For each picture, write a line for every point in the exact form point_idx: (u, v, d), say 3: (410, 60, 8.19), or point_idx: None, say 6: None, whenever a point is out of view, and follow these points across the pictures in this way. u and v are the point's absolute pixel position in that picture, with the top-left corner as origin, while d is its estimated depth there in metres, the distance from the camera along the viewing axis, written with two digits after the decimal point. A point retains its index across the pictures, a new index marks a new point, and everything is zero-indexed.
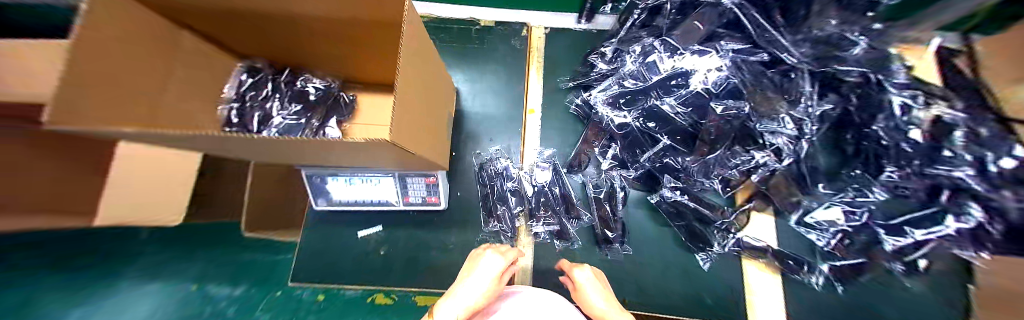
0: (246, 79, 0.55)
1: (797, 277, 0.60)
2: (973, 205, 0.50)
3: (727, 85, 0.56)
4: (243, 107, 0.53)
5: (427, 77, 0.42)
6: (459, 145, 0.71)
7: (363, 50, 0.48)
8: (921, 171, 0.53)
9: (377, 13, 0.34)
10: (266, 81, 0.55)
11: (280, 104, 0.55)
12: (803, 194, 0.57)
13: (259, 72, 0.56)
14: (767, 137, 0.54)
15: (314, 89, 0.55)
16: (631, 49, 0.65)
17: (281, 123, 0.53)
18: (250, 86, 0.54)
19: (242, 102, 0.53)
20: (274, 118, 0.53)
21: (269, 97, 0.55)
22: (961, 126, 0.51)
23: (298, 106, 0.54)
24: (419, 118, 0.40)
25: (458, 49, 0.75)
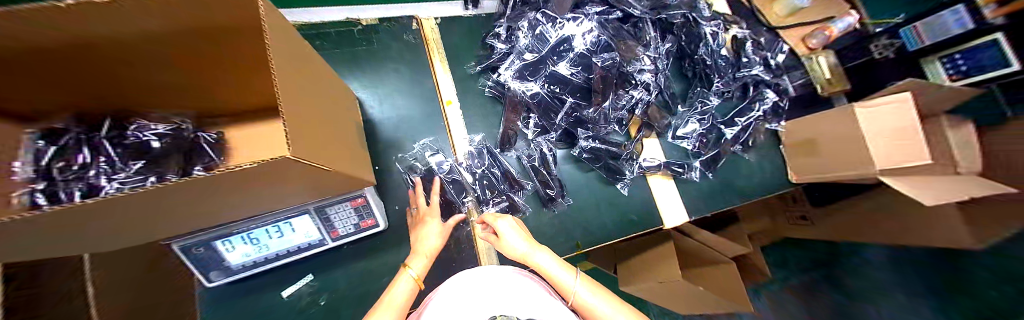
0: (44, 150, 0.40)
1: (683, 178, 0.78)
2: (765, 91, 0.78)
3: (600, 42, 0.66)
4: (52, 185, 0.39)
5: (308, 78, 0.36)
6: (379, 157, 0.66)
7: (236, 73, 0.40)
8: (735, 76, 0.77)
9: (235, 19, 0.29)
10: (80, 145, 0.42)
11: (110, 174, 0.42)
12: (671, 114, 0.78)
13: (61, 136, 0.42)
14: (636, 77, 0.69)
15: (157, 136, 0.45)
16: (521, 25, 0.70)
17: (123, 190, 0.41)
18: (53, 158, 0.40)
19: (50, 179, 0.39)
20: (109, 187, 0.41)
21: (89, 165, 0.42)
22: (747, 40, 0.77)
23: (140, 164, 0.43)
24: (321, 133, 0.35)
25: (348, 57, 0.68)
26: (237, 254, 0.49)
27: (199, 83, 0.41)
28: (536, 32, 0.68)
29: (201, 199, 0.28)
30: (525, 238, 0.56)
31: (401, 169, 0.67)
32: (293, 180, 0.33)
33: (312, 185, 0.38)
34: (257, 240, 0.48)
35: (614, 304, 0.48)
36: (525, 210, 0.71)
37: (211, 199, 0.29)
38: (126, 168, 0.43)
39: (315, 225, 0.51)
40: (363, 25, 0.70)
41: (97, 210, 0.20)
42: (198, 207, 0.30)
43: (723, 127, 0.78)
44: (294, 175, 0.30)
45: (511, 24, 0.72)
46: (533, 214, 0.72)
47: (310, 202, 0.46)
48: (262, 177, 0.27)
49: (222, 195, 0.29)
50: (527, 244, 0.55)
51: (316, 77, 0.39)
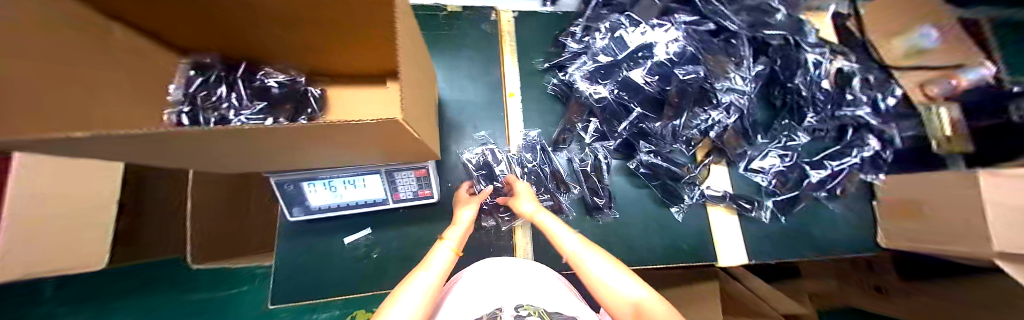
0: (196, 80, 0.48)
1: (749, 215, 0.70)
2: (867, 136, 0.69)
3: (685, 53, 0.62)
4: (195, 109, 0.46)
5: (410, 46, 0.37)
6: (442, 135, 0.69)
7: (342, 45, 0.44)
8: (833, 114, 0.67)
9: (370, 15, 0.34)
10: (222, 81, 0.49)
11: (237, 105, 0.49)
12: (749, 144, 0.70)
13: (210, 71, 0.50)
14: (718, 97, 0.64)
15: (277, 84, 0.50)
16: (601, 27, 0.69)
17: (241, 123, 0.46)
18: (201, 88, 0.48)
19: (195, 106, 0.46)
20: (232, 120, 0.47)
21: (222, 99, 0.49)
22: (854, 75, 0.68)
23: (261, 104, 0.49)
24: (414, 102, 0.36)
25: (430, 38, 0.73)
26: (317, 198, 0.55)
27: (315, 43, 0.46)
28: (616, 35, 0.66)
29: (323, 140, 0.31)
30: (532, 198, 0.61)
31: (457, 149, 0.69)
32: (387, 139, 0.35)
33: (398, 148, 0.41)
34: (336, 189, 0.53)
35: (603, 266, 0.48)
36: (567, 213, 0.70)
37: (325, 141, 0.32)
38: (253, 107, 0.49)
39: (382, 186, 0.54)
40: (447, 11, 0.74)
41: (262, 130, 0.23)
42: (312, 147, 0.34)
43: (807, 168, 0.69)
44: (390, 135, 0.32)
45: (589, 25, 0.71)
46: (577, 220, 0.71)
47: (386, 165, 0.49)
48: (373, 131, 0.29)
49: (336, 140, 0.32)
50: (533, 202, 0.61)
51: (414, 48, 0.40)
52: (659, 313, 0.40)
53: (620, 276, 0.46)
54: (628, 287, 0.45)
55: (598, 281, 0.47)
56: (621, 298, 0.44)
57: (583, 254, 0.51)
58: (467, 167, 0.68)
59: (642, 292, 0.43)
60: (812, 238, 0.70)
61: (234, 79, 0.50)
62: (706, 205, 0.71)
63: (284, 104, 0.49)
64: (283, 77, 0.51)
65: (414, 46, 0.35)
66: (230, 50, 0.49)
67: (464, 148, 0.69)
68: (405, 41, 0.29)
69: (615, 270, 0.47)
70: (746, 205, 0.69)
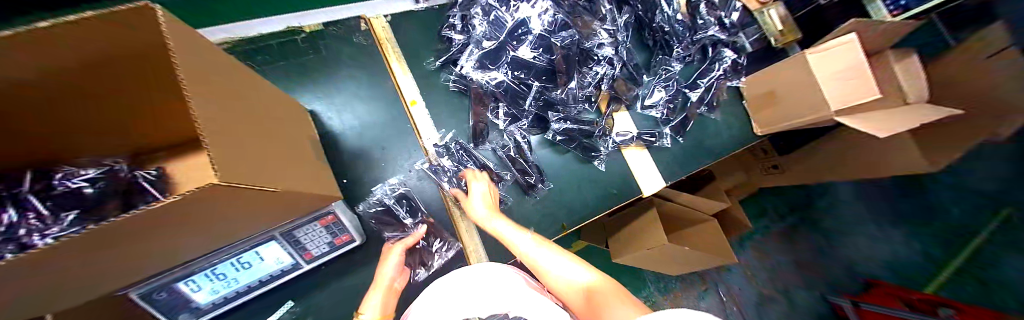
0: None
1: (656, 146, 0.80)
2: (723, 50, 0.82)
3: (559, 20, 0.65)
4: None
5: (237, 91, 0.33)
6: (346, 168, 0.63)
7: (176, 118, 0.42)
8: (693, 39, 0.81)
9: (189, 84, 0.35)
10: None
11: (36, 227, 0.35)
12: (637, 85, 0.80)
13: None
14: (596, 52, 0.70)
15: (86, 181, 0.40)
16: (475, 12, 0.67)
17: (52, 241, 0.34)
18: None
19: None
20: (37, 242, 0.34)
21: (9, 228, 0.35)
22: (700, 3, 0.82)
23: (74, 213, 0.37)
24: (268, 151, 0.33)
25: (294, 71, 0.64)
26: (204, 293, 0.46)
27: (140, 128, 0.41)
28: (491, 18, 0.66)
29: (155, 240, 0.27)
30: (489, 205, 0.63)
31: (371, 177, 0.64)
32: (247, 211, 0.31)
33: (278, 212, 0.37)
34: (222, 276, 0.46)
35: (555, 258, 0.56)
36: (506, 200, 0.71)
37: (167, 240, 0.28)
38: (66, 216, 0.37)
39: (284, 250, 0.49)
40: (306, 32, 0.65)
41: (35, 263, 0.20)
42: (164, 249, 0.30)
43: (687, 91, 0.81)
44: (246, 204, 0.29)
45: (464, 12, 0.69)
46: (516, 203, 0.73)
47: (276, 226, 0.44)
48: (222, 206, 0.27)
49: (181, 234, 0.28)
50: (487, 209, 0.62)
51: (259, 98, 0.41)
52: (602, 289, 0.49)
53: (568, 265, 0.55)
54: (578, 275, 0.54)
55: (550, 274, 0.55)
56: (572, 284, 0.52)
57: (537, 252, 0.57)
58: (381, 223, 0.62)
59: (589, 278, 0.52)
60: (705, 147, 0.82)
61: (13, 201, 0.37)
62: (621, 149, 0.79)
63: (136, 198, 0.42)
64: (91, 172, 0.42)
65: (237, 95, 0.32)
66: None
67: (379, 173, 0.65)
68: (208, 96, 0.25)
69: (565, 263, 0.55)
70: (650, 138, 0.78)
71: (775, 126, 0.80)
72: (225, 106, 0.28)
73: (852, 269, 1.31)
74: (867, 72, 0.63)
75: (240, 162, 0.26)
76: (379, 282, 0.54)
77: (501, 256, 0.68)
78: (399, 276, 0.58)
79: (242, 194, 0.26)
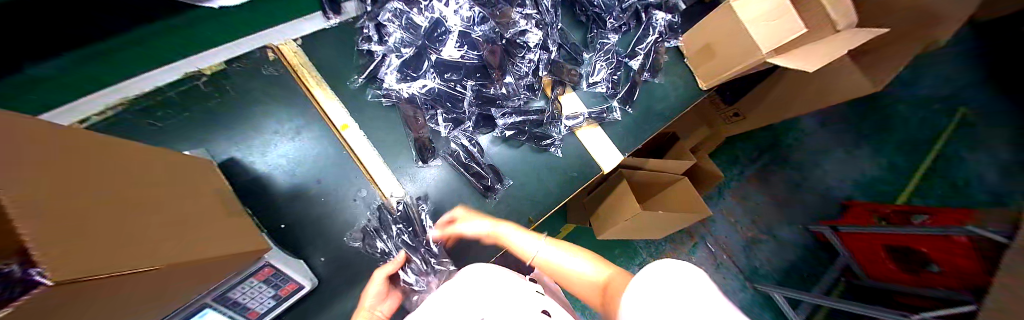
0: None
1: (607, 121, 0.79)
2: (655, 11, 0.81)
3: (475, 15, 0.62)
4: None
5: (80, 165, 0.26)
6: (285, 211, 0.60)
7: None
8: (624, 5, 0.79)
9: None
10: None
11: None
12: (576, 64, 0.78)
13: None
14: (524, 40, 0.67)
15: None
16: (386, 19, 0.63)
17: None
18: None
19: None
20: None
21: None
22: None
23: None
24: (142, 223, 0.29)
25: (203, 122, 0.59)
26: None
27: None
28: (405, 23, 0.62)
29: None
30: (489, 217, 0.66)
31: (313, 216, 0.61)
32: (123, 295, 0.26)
33: (181, 286, 0.32)
34: None
35: (561, 256, 0.60)
36: (464, 206, 0.70)
37: None
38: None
39: (226, 315, 0.43)
40: (206, 75, 0.60)
41: None
42: None
43: (627, 60, 0.80)
44: (128, 294, 0.25)
45: (377, 21, 0.64)
46: (477, 207, 0.70)
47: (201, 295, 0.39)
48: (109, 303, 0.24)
49: None
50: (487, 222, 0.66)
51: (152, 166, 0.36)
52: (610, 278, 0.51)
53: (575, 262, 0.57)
54: (584, 269, 0.56)
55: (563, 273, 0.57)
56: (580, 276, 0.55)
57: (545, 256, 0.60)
58: (370, 248, 0.62)
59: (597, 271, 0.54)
60: (656, 112, 0.82)
61: None
62: (576, 130, 0.77)
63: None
64: None
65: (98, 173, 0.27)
66: None
67: (323, 207, 0.61)
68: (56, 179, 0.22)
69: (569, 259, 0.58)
70: (601, 114, 0.77)
71: (718, 78, 0.81)
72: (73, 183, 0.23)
73: (827, 197, 1.36)
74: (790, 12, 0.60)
75: (112, 246, 0.23)
76: (361, 312, 0.53)
77: (473, 261, 0.68)
78: (384, 302, 0.56)
79: (114, 286, 0.22)
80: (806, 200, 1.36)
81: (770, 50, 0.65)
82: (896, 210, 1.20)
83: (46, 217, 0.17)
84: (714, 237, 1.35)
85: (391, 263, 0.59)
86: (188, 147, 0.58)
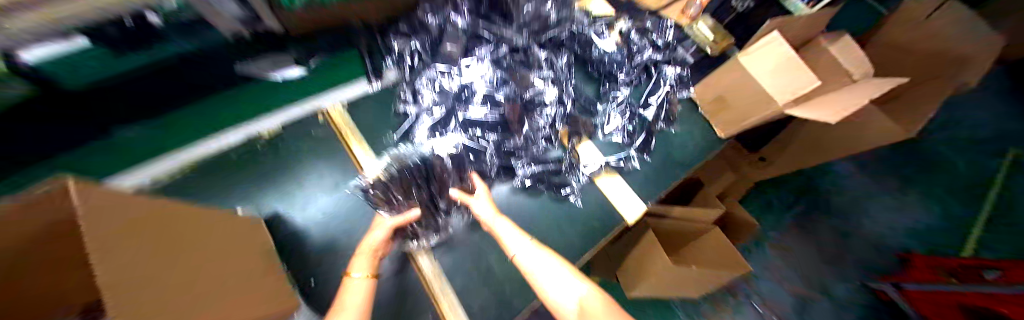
0: None
1: (626, 169, 0.79)
2: (665, 68, 0.86)
3: (498, 78, 0.69)
4: None
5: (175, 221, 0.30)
6: (316, 263, 0.61)
7: None
8: (634, 64, 0.86)
9: None
10: None
11: None
12: (592, 116, 0.82)
13: None
14: (542, 98, 0.72)
15: None
16: (421, 84, 0.71)
17: None
18: None
19: None
20: None
21: None
22: (631, 30, 0.87)
23: None
24: (208, 272, 0.31)
25: (254, 179, 0.65)
26: None
27: None
28: (437, 88, 0.70)
29: None
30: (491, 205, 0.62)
31: (340, 268, 0.62)
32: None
33: None
34: None
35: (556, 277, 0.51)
36: (487, 257, 0.68)
37: None
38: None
39: None
40: (264, 136, 0.69)
41: None
42: None
43: (642, 112, 0.83)
44: None
45: (412, 85, 0.73)
46: (498, 260, 0.68)
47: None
48: None
49: None
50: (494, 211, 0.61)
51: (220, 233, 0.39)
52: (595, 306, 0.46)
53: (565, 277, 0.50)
54: (571, 285, 0.50)
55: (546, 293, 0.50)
56: (567, 302, 0.48)
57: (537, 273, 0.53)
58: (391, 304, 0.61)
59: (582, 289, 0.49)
60: (675, 161, 0.82)
61: None
62: (594, 179, 0.77)
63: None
64: None
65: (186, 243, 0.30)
66: None
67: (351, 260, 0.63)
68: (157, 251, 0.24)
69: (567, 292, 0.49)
70: (619, 164, 0.78)
71: (734, 127, 0.81)
72: (170, 241, 0.27)
73: (878, 247, 1.23)
74: (799, 62, 0.64)
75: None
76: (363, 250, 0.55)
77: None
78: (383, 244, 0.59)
79: None
80: (856, 250, 1.24)
81: (786, 102, 0.67)
82: (963, 263, 1.06)
83: (142, 294, 0.18)
84: (756, 292, 1.22)
85: (399, 218, 0.59)
86: (237, 201, 0.63)
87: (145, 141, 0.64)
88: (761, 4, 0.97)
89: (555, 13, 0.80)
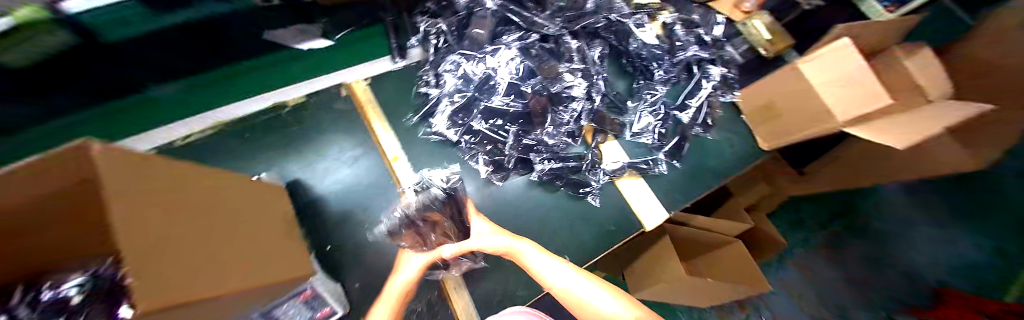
0: None
1: (651, 173, 0.74)
2: (709, 67, 0.79)
3: (525, 68, 0.65)
4: None
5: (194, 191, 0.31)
6: (333, 233, 0.63)
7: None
8: (674, 61, 0.78)
9: None
10: None
11: None
12: (621, 115, 0.77)
13: None
14: (569, 92, 0.68)
15: None
16: (445, 69, 0.69)
17: None
18: None
19: None
20: None
21: None
22: (675, 24, 0.80)
23: None
24: (217, 226, 0.31)
25: (280, 146, 0.67)
26: None
27: None
28: (461, 73, 0.67)
29: None
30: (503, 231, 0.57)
31: (355, 241, 0.64)
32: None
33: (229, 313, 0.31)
34: None
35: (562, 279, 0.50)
36: None
37: None
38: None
39: None
40: (290, 105, 0.70)
41: None
42: None
43: (677, 113, 0.77)
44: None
45: (437, 69, 0.71)
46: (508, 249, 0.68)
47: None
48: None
49: None
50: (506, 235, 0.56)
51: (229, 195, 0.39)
52: None
53: (599, 293, 0.48)
54: (615, 307, 0.47)
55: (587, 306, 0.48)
56: None
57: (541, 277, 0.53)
58: None
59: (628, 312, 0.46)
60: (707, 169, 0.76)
61: None
62: (615, 180, 0.74)
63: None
64: None
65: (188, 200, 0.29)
66: None
67: (366, 234, 0.64)
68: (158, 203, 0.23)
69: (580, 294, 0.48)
70: (645, 166, 0.73)
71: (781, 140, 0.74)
72: (192, 217, 0.28)
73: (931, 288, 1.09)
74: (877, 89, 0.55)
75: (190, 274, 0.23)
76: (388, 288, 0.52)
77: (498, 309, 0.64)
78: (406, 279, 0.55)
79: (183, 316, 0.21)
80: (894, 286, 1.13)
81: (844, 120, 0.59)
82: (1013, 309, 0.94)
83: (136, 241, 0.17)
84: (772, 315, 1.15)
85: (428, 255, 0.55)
86: (264, 167, 0.66)
87: (168, 100, 0.64)
88: (832, 2, 0.81)
89: (592, 2, 0.75)
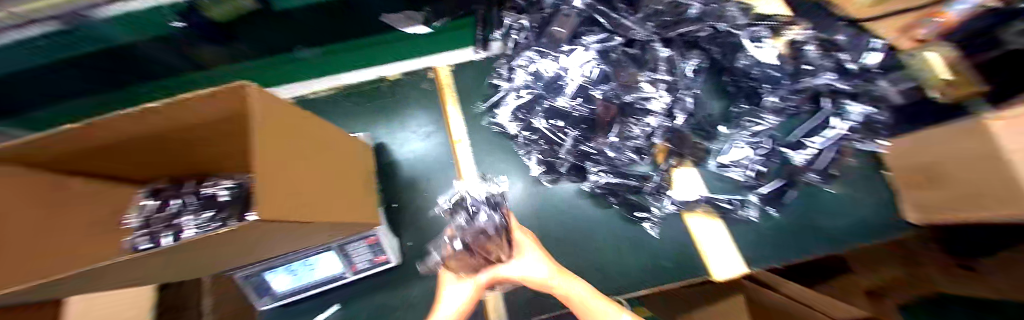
0: (153, 207, 0.49)
1: (733, 217, 0.64)
2: (849, 102, 0.60)
3: (598, 73, 0.60)
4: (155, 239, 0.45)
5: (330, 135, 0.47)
6: (400, 194, 0.73)
7: (215, 141, 0.42)
8: (796, 87, 0.63)
9: (176, 121, 0.32)
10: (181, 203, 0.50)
11: (195, 220, 0.47)
12: (708, 140, 0.67)
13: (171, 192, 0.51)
14: (646, 105, 0.60)
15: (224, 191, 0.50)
16: (519, 64, 0.68)
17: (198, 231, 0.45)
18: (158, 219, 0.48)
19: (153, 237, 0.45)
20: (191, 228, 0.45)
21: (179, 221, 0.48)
22: (811, 42, 0.64)
23: (209, 213, 0.48)
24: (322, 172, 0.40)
25: (376, 112, 0.80)
26: (283, 282, 0.57)
27: (207, 151, 0.46)
28: (531, 69, 0.65)
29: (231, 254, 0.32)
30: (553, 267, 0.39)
31: (415, 205, 0.72)
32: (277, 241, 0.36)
33: (315, 236, 0.40)
34: (296, 272, 0.56)
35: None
36: None
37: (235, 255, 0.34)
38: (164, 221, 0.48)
39: (340, 258, 0.57)
40: (390, 80, 0.84)
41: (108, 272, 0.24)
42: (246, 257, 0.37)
43: (787, 151, 0.62)
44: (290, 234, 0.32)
45: (510, 63, 0.72)
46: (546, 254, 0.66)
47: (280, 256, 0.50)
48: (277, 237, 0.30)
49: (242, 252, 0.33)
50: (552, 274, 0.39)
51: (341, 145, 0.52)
52: None
53: None
54: None
55: None
56: None
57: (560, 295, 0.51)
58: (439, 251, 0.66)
59: None
60: (815, 228, 0.60)
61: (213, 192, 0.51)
62: (685, 214, 0.66)
63: (208, 210, 0.48)
64: (229, 183, 0.52)
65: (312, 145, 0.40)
66: (185, 169, 0.53)
67: (426, 202, 0.72)
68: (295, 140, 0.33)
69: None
70: (728, 206, 0.63)
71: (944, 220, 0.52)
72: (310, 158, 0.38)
73: None
74: None
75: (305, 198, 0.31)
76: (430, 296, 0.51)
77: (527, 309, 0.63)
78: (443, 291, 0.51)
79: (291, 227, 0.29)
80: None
81: None
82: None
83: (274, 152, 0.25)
84: None
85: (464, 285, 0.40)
86: (358, 128, 0.79)
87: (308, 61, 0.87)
88: None
89: (695, 9, 0.65)
